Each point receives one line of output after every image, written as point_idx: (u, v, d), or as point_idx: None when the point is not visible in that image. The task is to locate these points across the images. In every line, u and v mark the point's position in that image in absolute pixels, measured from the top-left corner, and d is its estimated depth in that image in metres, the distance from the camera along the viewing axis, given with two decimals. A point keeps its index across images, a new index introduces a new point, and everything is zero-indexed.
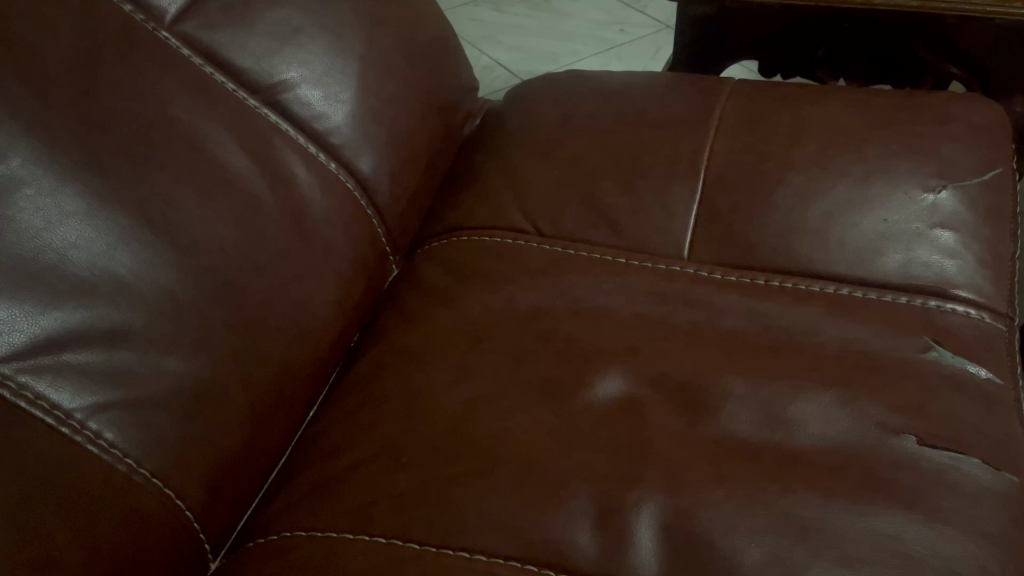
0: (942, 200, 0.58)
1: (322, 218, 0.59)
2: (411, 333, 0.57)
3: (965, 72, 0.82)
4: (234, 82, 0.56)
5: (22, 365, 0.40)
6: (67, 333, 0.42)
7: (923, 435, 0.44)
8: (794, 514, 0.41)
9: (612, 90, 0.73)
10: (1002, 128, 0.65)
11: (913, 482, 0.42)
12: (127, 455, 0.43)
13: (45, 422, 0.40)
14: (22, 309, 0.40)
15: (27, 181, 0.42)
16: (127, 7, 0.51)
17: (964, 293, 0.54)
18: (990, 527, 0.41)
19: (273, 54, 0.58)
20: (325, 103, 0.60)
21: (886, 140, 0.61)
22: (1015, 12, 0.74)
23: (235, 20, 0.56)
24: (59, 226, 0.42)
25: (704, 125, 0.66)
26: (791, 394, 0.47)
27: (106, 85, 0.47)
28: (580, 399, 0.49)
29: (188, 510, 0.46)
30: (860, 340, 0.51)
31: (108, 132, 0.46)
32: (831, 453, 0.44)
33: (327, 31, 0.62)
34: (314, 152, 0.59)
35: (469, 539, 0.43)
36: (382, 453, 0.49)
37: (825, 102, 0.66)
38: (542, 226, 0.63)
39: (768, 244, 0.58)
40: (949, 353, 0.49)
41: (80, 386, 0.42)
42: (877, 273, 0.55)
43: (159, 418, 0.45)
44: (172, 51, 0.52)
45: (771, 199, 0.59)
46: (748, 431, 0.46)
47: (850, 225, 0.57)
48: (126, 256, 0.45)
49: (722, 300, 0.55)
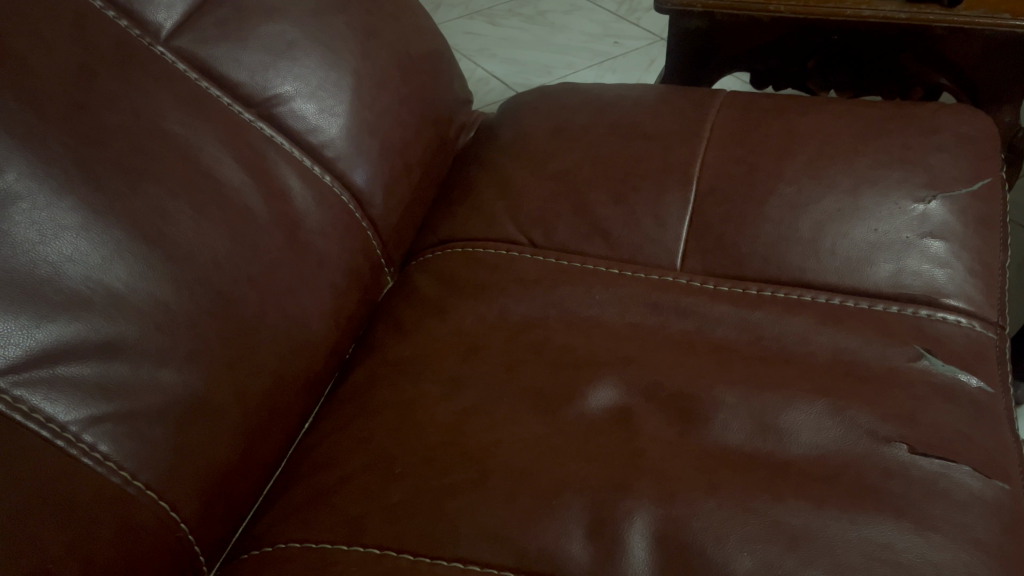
0: (932, 209, 0.58)
1: (316, 230, 0.59)
2: (405, 344, 0.57)
3: (954, 82, 0.84)
4: (229, 95, 0.56)
5: (17, 378, 0.40)
6: (62, 346, 0.42)
7: (914, 444, 0.45)
8: (785, 522, 0.41)
9: (605, 103, 0.73)
10: (990, 139, 0.65)
11: (905, 490, 0.43)
12: (122, 467, 0.43)
13: (40, 434, 0.40)
14: (17, 323, 0.40)
15: (22, 196, 0.42)
16: (123, 22, 0.51)
17: (955, 302, 0.54)
18: (980, 535, 0.41)
19: (267, 68, 0.58)
20: (319, 116, 0.61)
21: (875, 151, 0.62)
22: (1005, 23, 0.76)
23: (229, 34, 0.57)
24: (54, 239, 0.43)
25: (695, 137, 0.67)
26: (782, 403, 0.48)
27: (101, 99, 0.47)
28: (573, 410, 0.49)
29: (183, 521, 0.46)
30: (851, 349, 0.51)
31: (102, 146, 0.46)
32: (822, 462, 0.45)
33: (321, 45, 0.62)
34: (309, 164, 0.60)
35: (463, 548, 0.43)
36: (376, 463, 0.49)
37: (815, 113, 0.67)
38: (535, 238, 0.63)
39: (760, 255, 0.58)
40: (939, 362, 0.50)
41: (75, 399, 0.42)
42: (868, 282, 0.55)
43: (154, 430, 0.45)
44: (167, 65, 0.53)
45: (762, 210, 0.60)
46: (740, 440, 0.47)
47: (841, 235, 0.57)
48: (121, 269, 0.45)
49: (714, 310, 0.55)
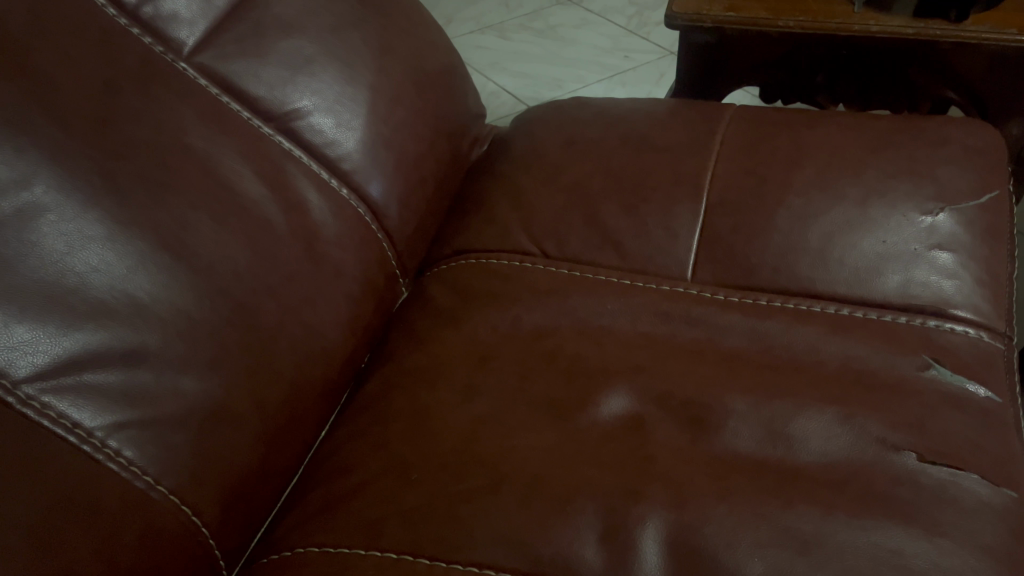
0: (940, 221, 0.59)
1: (334, 241, 0.60)
2: (420, 353, 0.58)
3: (961, 97, 0.85)
4: (250, 110, 0.58)
5: (44, 385, 0.41)
6: (88, 354, 0.43)
7: (922, 452, 0.45)
8: (796, 528, 0.42)
9: (616, 116, 0.74)
10: (998, 150, 0.66)
11: (914, 497, 0.43)
12: (146, 472, 0.44)
13: (67, 440, 0.41)
14: (45, 331, 0.42)
15: (50, 208, 0.43)
16: (147, 39, 0.53)
17: (963, 312, 0.55)
18: (988, 541, 0.42)
19: (286, 83, 0.60)
20: (336, 130, 0.62)
21: (883, 163, 0.63)
22: (1011, 39, 0.77)
23: (248, 51, 0.58)
24: (81, 250, 0.44)
25: (706, 150, 0.68)
26: (793, 411, 0.48)
27: (125, 113, 0.49)
28: (586, 417, 0.50)
29: (204, 526, 0.47)
30: (860, 358, 0.52)
31: (127, 160, 0.48)
32: (832, 469, 0.45)
33: (338, 60, 0.64)
34: (326, 177, 0.61)
35: (478, 553, 0.44)
36: (392, 470, 0.50)
37: (823, 126, 0.68)
38: (548, 249, 0.64)
39: (770, 265, 0.59)
40: (948, 371, 0.50)
41: (100, 406, 0.43)
42: (877, 292, 0.56)
43: (176, 437, 0.46)
44: (189, 81, 0.54)
45: (772, 221, 0.61)
46: (751, 448, 0.47)
47: (849, 246, 0.58)
48: (145, 279, 0.47)
49: (724, 320, 0.56)
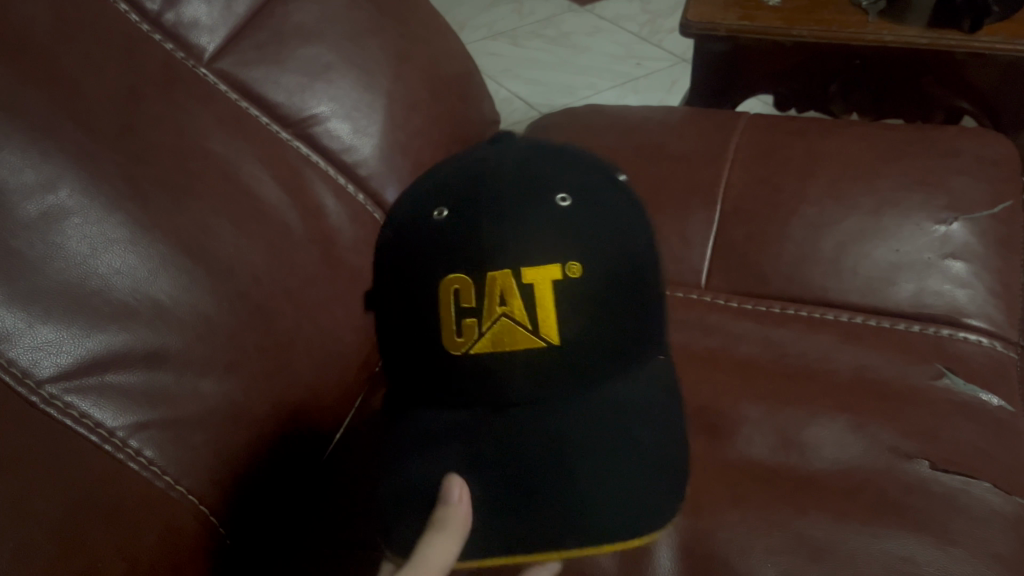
0: (954, 231, 0.59)
1: (350, 246, 0.61)
2: None
3: (975, 107, 0.85)
4: (268, 115, 0.59)
5: (67, 385, 0.42)
6: (111, 355, 0.44)
7: (935, 461, 0.47)
8: (808, 535, 0.44)
9: (630, 124, 0.75)
10: (1013, 161, 0.66)
11: (924, 504, 0.45)
12: (165, 472, 0.45)
13: (90, 439, 0.42)
14: (69, 332, 0.42)
15: (74, 211, 0.44)
16: (169, 46, 0.54)
17: (977, 321, 0.56)
18: (1001, 550, 0.44)
19: (305, 90, 0.60)
20: (353, 136, 0.63)
21: (897, 173, 0.63)
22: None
23: (268, 58, 0.59)
24: (104, 252, 0.45)
25: (720, 159, 0.68)
26: (806, 419, 0.50)
27: (147, 119, 0.50)
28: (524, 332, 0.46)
29: (220, 525, 0.48)
30: (873, 366, 0.53)
31: (149, 164, 0.48)
32: (844, 477, 0.47)
33: (355, 67, 0.64)
34: (343, 182, 0.62)
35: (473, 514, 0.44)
36: None
37: (838, 134, 0.68)
38: None
39: (784, 274, 0.60)
40: (961, 380, 0.52)
41: (122, 406, 0.44)
42: (889, 301, 0.57)
43: (195, 437, 0.47)
44: (210, 86, 0.55)
45: (785, 230, 0.62)
46: (763, 455, 0.49)
47: (861, 255, 0.59)
48: (166, 282, 0.47)
49: (737, 327, 0.57)
